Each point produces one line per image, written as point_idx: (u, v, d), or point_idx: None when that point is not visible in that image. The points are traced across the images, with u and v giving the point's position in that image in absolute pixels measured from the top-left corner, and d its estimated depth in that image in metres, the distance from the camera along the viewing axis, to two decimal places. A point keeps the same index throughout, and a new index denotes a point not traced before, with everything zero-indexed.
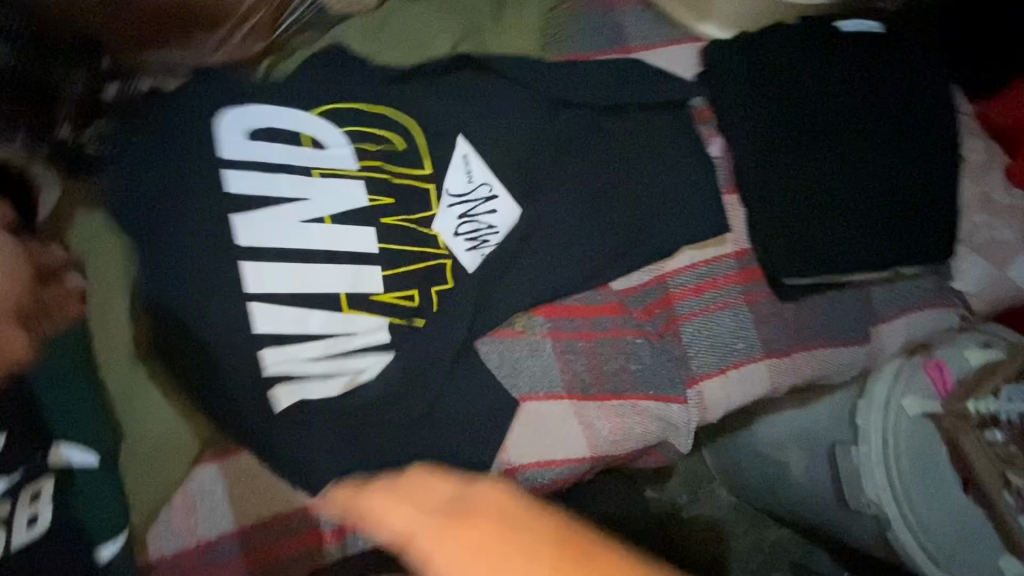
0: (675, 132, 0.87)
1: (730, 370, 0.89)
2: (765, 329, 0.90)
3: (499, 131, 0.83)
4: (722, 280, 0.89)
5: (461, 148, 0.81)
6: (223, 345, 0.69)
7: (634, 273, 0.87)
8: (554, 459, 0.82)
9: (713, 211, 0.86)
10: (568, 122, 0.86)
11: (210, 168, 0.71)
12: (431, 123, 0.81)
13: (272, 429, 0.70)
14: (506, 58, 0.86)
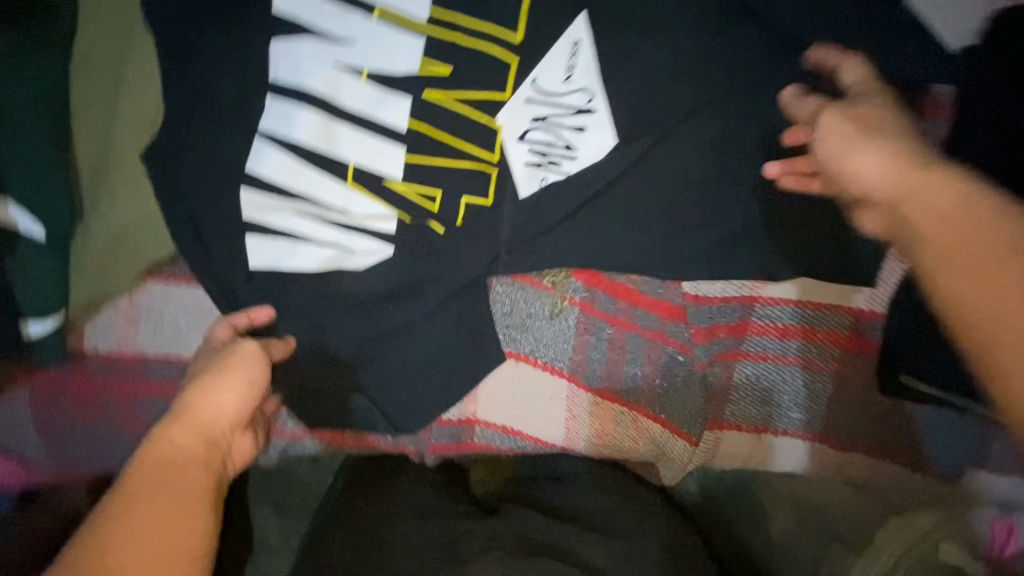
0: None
1: (765, 433, 0.73)
2: (835, 412, 0.71)
3: (639, 23, 0.57)
4: (818, 336, 0.69)
5: (575, 27, 0.57)
6: (206, 170, 0.58)
7: (720, 282, 0.67)
8: (521, 431, 0.72)
9: (863, 255, 0.62)
10: (747, 40, 0.57)
11: None
12: None
13: (233, 279, 0.62)
14: None
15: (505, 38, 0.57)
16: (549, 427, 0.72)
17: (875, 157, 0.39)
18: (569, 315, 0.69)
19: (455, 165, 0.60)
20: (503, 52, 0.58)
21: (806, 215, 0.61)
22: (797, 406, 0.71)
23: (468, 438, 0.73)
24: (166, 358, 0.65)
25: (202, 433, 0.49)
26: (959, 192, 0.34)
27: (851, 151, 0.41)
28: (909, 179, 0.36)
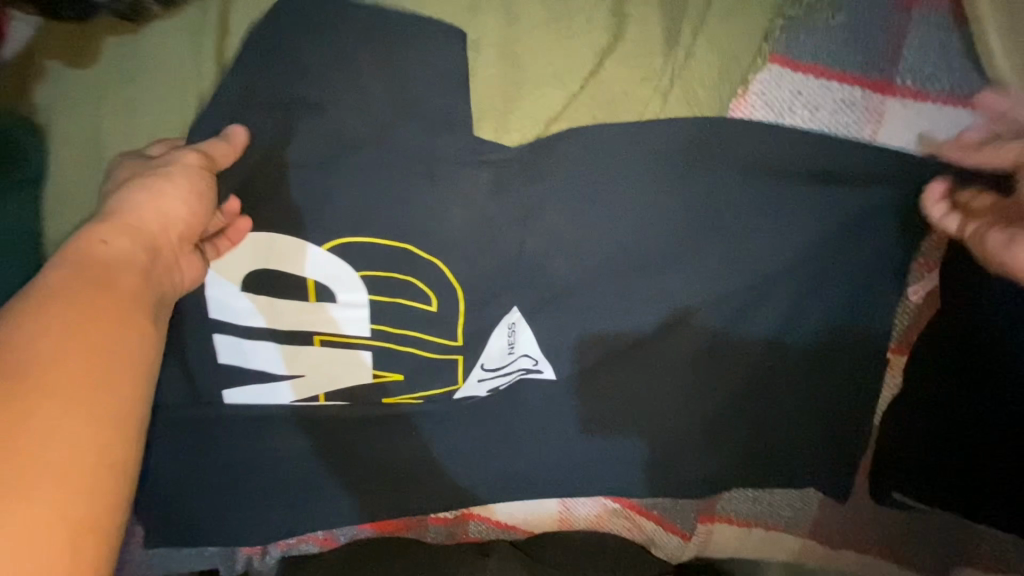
0: (854, 260, 0.60)
1: (755, 527, 0.74)
2: (828, 512, 0.71)
3: (629, 168, 0.56)
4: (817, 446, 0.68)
5: (538, 228, 0.57)
6: (192, 318, 0.58)
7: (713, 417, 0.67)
8: (514, 524, 0.76)
9: (840, 378, 0.65)
10: (734, 184, 0.57)
11: (241, 102, 0.54)
12: (539, 123, 0.58)
13: (226, 421, 0.62)
14: (687, 60, 0.57)
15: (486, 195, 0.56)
16: (543, 519, 0.75)
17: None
18: (566, 418, 0.68)
19: (448, 322, 0.61)
20: (482, 218, 0.57)
21: (789, 340, 0.63)
22: (790, 506, 0.72)
23: (463, 533, 0.76)
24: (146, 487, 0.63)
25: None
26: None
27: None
28: None
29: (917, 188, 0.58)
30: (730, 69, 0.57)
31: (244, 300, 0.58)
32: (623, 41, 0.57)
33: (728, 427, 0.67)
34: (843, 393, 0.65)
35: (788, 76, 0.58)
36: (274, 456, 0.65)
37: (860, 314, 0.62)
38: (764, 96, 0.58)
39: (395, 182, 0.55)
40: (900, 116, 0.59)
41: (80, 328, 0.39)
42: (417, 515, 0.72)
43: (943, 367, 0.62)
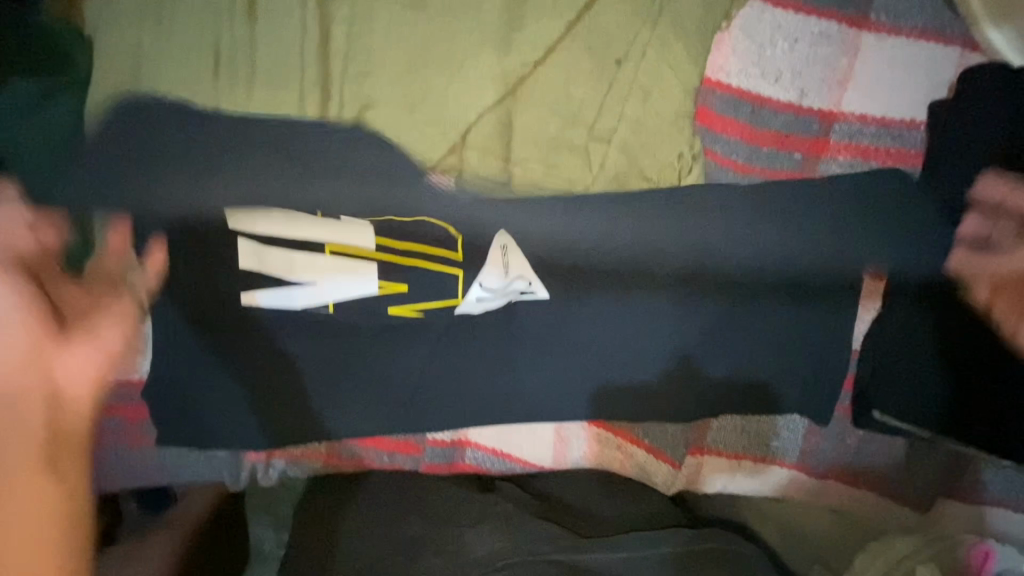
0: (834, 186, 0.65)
1: (744, 460, 0.76)
2: (815, 441, 0.74)
3: (622, 93, 0.62)
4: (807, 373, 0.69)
5: (539, 147, 0.64)
6: (205, 222, 0.61)
7: (712, 347, 0.66)
8: (511, 453, 0.76)
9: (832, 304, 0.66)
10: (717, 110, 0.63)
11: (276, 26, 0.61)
12: (539, 48, 0.61)
13: (236, 327, 0.65)
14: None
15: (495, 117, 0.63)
16: (539, 450, 0.75)
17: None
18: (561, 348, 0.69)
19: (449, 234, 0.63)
20: (490, 137, 0.63)
21: (780, 263, 0.65)
22: (777, 435, 0.74)
23: (460, 459, 0.76)
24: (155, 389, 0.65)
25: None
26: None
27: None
28: None
29: (884, 120, 0.63)
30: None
31: (262, 206, 0.62)
32: None
33: (726, 358, 0.67)
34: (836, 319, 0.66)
35: (770, 10, 0.62)
36: (280, 368, 0.67)
37: (845, 239, 0.65)
38: (747, 29, 0.62)
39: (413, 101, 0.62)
40: (877, 50, 0.62)
41: None
42: (416, 437, 0.73)
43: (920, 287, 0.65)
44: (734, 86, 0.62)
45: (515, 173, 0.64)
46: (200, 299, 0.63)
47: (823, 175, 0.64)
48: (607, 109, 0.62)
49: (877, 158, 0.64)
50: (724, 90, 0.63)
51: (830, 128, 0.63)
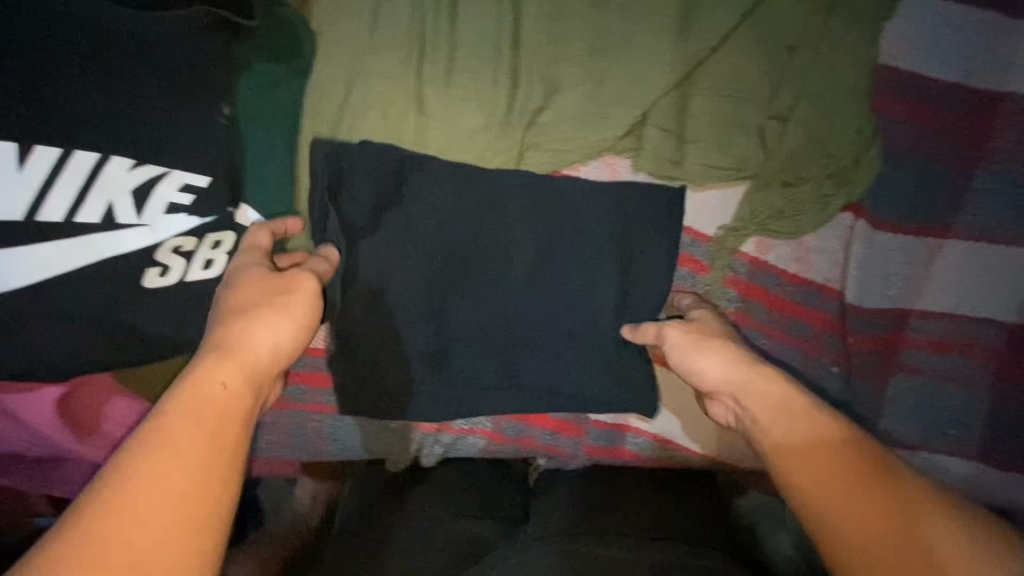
0: (1008, 162, 0.66)
1: (921, 452, 0.71)
2: (999, 429, 0.69)
3: (796, 74, 0.65)
4: (977, 349, 0.69)
5: (715, 124, 0.67)
6: (411, 196, 0.67)
7: (877, 317, 0.69)
8: (674, 439, 0.74)
9: (1005, 280, 0.67)
10: (889, 89, 0.65)
11: (476, 23, 0.67)
12: (719, 35, 0.66)
13: (423, 295, 0.68)
14: None
15: (673, 100, 0.67)
16: (703, 437, 0.73)
17: (717, 365, 0.59)
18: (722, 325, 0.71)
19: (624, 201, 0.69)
20: (668, 118, 0.68)
21: (948, 237, 0.67)
22: (956, 423, 0.70)
23: (621, 444, 0.74)
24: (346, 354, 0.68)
25: (214, 420, 0.44)
26: (790, 390, 0.55)
27: (692, 354, 0.60)
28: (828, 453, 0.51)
29: None
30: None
31: (458, 183, 0.68)
32: None
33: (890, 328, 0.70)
34: (1005, 291, 0.67)
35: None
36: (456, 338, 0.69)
37: (1020, 213, 0.66)
38: (914, 15, 0.66)
39: (597, 86, 0.67)
40: None
41: (171, 454, 0.41)
42: (578, 418, 0.73)
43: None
44: (906, 69, 0.65)
45: (691, 152, 0.68)
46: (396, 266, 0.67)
47: (997, 150, 0.66)
48: (784, 89, 0.65)
49: None
50: (896, 73, 0.65)
51: (999, 106, 0.65)
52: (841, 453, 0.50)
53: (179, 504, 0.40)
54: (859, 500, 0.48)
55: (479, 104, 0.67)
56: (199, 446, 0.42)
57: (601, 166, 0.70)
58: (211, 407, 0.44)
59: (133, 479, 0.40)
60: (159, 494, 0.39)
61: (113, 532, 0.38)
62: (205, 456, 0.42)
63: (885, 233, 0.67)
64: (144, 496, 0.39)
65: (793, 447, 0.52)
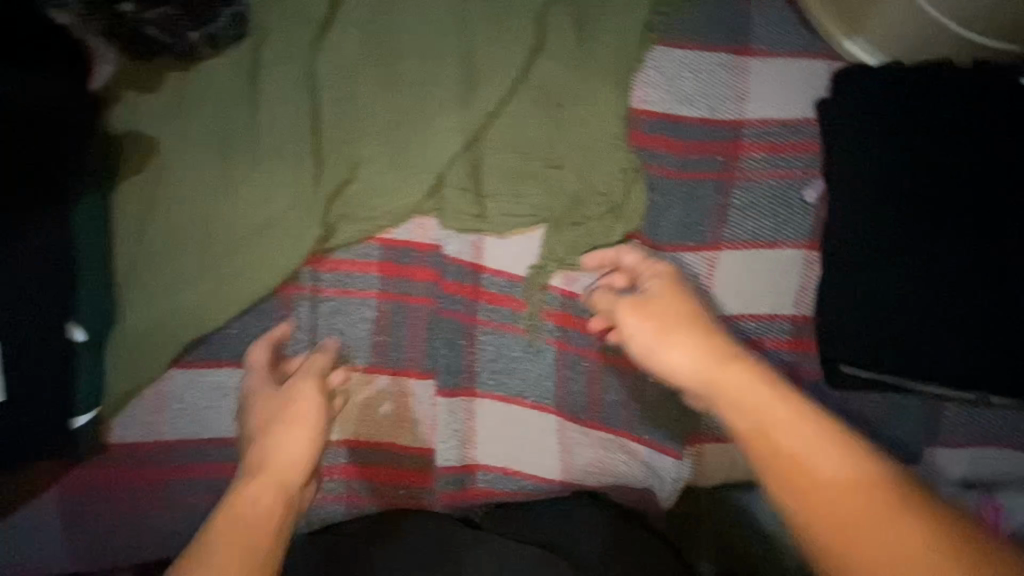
0: (755, 178, 0.76)
1: (741, 441, 0.79)
2: None
3: (566, 128, 0.74)
4: (767, 342, 0.77)
5: (503, 181, 0.75)
6: (226, 280, 0.70)
7: None
8: (520, 470, 0.79)
9: (774, 278, 0.76)
10: (647, 132, 0.75)
11: (273, 115, 0.73)
12: (495, 103, 0.74)
13: (253, 372, 0.72)
14: (599, 46, 0.75)
15: (464, 162, 0.75)
16: (547, 462, 0.79)
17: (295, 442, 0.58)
18: (548, 353, 0.78)
19: (432, 254, 0.75)
20: (462, 179, 0.75)
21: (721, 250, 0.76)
22: None
23: (471, 484, 0.78)
24: (189, 440, 0.71)
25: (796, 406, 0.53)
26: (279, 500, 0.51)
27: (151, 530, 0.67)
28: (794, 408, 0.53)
29: (782, 121, 0.76)
30: (634, 47, 0.75)
31: (270, 263, 0.71)
32: (550, 39, 0.75)
33: None
34: (777, 289, 0.76)
35: (672, 50, 0.77)
36: None
37: (772, 221, 0.76)
38: (657, 67, 0.76)
39: (392, 157, 0.73)
40: (763, 67, 0.76)
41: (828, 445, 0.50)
42: (429, 467, 0.78)
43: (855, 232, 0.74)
44: (658, 111, 0.75)
45: (489, 204, 0.75)
46: (227, 348, 0.71)
47: (743, 169, 0.76)
48: (557, 142, 0.74)
49: (784, 151, 0.76)
50: (650, 116, 0.75)
51: (742, 133, 0.76)
52: (865, 489, 0.47)
53: (816, 450, 0.49)
54: (871, 539, 0.45)
55: (283, 186, 0.71)
56: (836, 452, 0.49)
57: (410, 228, 0.75)
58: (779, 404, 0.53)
59: (785, 428, 0.51)
60: (834, 520, 0.46)
61: (786, 453, 0.50)
62: (826, 441, 0.50)
63: (666, 252, 0.75)
64: (806, 444, 0.50)
65: (254, 511, 0.50)
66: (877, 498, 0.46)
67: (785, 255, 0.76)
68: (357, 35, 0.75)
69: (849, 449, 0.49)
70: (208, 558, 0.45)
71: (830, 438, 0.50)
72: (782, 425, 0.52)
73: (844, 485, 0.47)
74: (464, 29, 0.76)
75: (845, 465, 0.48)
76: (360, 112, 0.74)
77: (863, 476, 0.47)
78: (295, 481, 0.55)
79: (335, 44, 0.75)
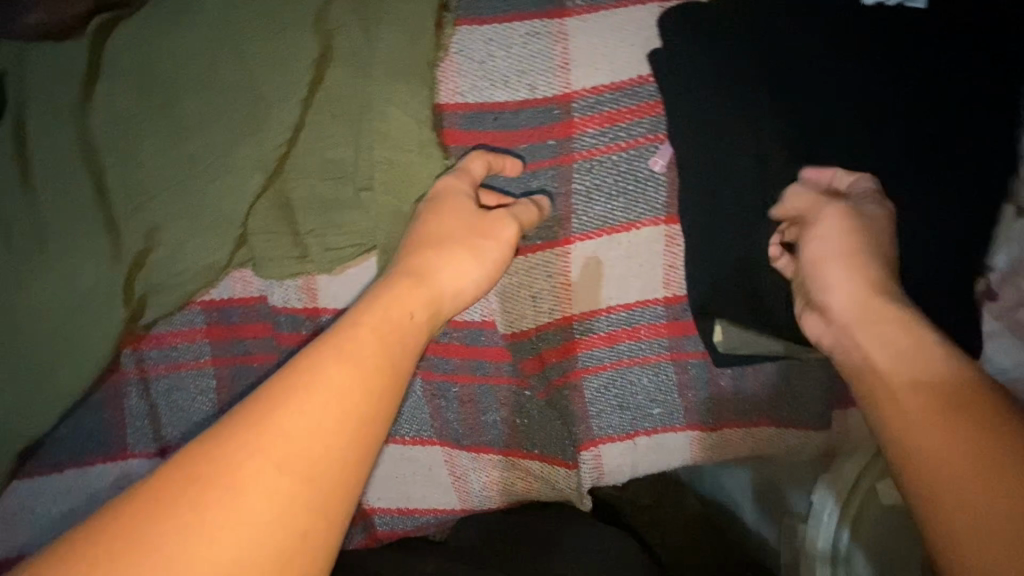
0: (594, 157, 0.67)
1: (638, 437, 0.73)
2: (691, 396, 0.72)
3: (373, 144, 0.66)
4: (642, 331, 0.70)
5: (318, 219, 0.68)
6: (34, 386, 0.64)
7: (540, 333, 0.71)
8: (417, 507, 0.75)
9: (636, 262, 0.69)
10: (465, 131, 0.68)
11: (50, 196, 0.66)
12: (290, 134, 0.67)
13: (108, 465, 0.70)
14: (391, 41, 0.65)
15: (273, 205, 0.69)
16: (442, 495, 0.75)
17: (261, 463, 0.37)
18: (414, 384, 0.73)
19: (269, 306, 0.72)
20: (276, 224, 0.69)
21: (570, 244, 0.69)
22: (653, 404, 0.72)
23: (372, 530, 0.76)
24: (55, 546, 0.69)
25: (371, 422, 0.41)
26: (338, 462, 0.39)
27: None
28: (938, 390, 0.43)
29: (613, 84, 0.67)
30: (430, 38, 0.66)
31: (80, 357, 0.65)
32: (336, 50, 0.67)
33: (558, 340, 0.71)
34: (641, 272, 0.69)
35: (477, 30, 0.68)
36: None
37: (620, 201, 0.68)
38: (464, 52, 0.68)
39: (189, 217, 0.67)
40: (580, 28, 0.67)
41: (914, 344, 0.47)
42: None
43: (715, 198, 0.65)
44: (471, 103, 0.68)
45: (309, 243, 0.69)
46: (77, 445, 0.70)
47: (579, 149, 0.67)
48: (366, 161, 0.67)
49: (622, 119, 0.67)
50: (464, 109, 0.68)
51: (570, 108, 0.67)
52: (946, 396, 0.43)
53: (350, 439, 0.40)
54: (939, 434, 0.41)
55: (73, 272, 0.65)
56: (917, 343, 0.47)
57: (232, 284, 0.70)
58: (907, 337, 0.47)
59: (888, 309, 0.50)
60: (905, 353, 0.47)
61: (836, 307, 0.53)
62: (909, 347, 0.47)
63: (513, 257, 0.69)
64: (894, 353, 0.47)
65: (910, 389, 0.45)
66: (958, 399, 0.42)
67: (644, 235, 0.68)
68: (126, 86, 0.68)
69: (956, 351, 0.45)
70: (249, 457, 0.36)
71: (914, 351, 0.46)
72: (903, 347, 0.47)
73: (923, 397, 0.44)
74: (241, 55, 0.67)
75: (941, 374, 0.44)
76: (146, 172, 0.67)
77: (937, 381, 0.44)
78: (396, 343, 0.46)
79: (106, 101, 0.67)
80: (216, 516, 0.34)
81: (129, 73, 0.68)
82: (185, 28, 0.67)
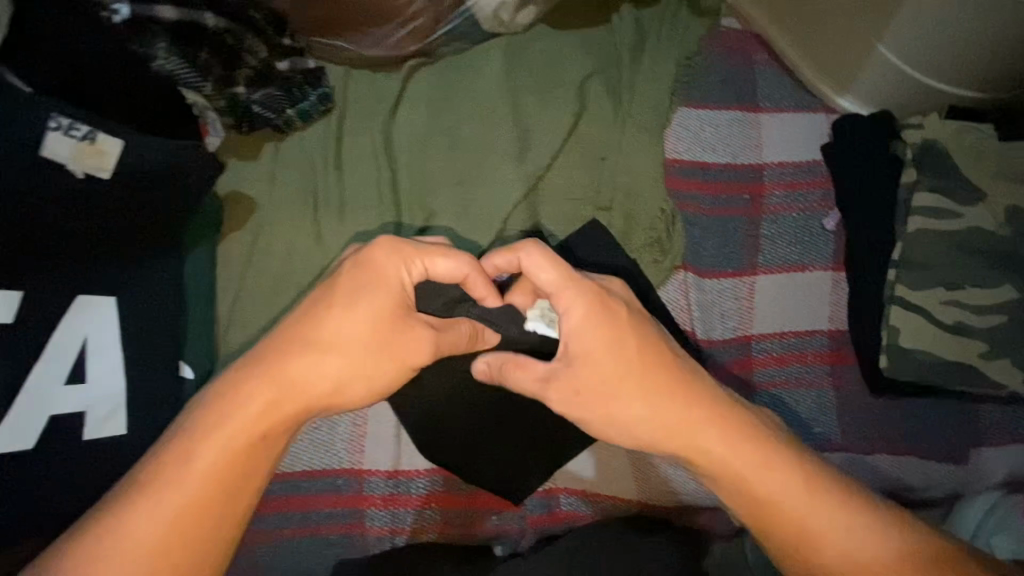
0: (779, 212, 0.87)
1: None
2: (847, 418, 0.83)
3: (612, 178, 0.85)
4: (810, 355, 0.84)
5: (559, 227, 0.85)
6: None
7: (723, 343, 0.83)
8: (599, 492, 0.81)
9: (807, 297, 0.85)
10: (681, 180, 0.87)
11: (357, 178, 0.83)
12: (547, 162, 0.86)
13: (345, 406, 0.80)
14: (634, 109, 0.87)
15: (524, 211, 0.85)
16: (623, 482, 0.82)
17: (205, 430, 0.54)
18: None
19: None
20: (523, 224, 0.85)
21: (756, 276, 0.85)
22: (815, 421, 0.83)
23: (556, 508, 0.81)
24: (285, 473, 0.78)
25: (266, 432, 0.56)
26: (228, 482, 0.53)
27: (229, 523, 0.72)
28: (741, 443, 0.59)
29: (794, 162, 0.88)
30: (663, 111, 0.88)
31: None
32: (591, 108, 0.88)
33: (741, 353, 0.84)
34: (811, 305, 0.85)
35: (692, 112, 0.90)
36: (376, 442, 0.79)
37: (798, 248, 0.86)
38: (682, 125, 0.89)
39: (462, 209, 0.84)
40: (770, 121, 0.90)
41: (736, 447, 0.59)
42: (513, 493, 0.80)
43: (881, 252, 0.81)
44: (686, 161, 0.88)
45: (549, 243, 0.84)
46: None
47: (768, 205, 0.87)
48: (606, 189, 0.85)
49: (800, 189, 0.88)
50: (682, 164, 0.88)
51: (762, 174, 0.88)
52: (757, 456, 0.59)
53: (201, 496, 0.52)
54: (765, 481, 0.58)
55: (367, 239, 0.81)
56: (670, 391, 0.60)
57: None
58: (740, 435, 0.60)
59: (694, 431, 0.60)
60: (660, 414, 0.60)
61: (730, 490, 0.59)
62: (740, 454, 0.59)
63: (710, 279, 0.85)
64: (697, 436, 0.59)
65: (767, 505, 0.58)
66: (761, 447, 0.59)
67: (816, 277, 0.85)
68: (425, 111, 0.88)
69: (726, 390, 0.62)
70: (128, 520, 0.51)
71: (704, 429, 0.59)
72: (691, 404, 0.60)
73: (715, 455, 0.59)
74: (517, 102, 0.89)
75: (705, 434, 0.60)
76: (433, 172, 0.85)
77: (712, 448, 0.60)
78: (289, 414, 0.56)
79: (408, 118, 0.87)
80: (126, 528, 0.51)
81: (430, 102, 0.88)
82: (478, 77, 0.89)
